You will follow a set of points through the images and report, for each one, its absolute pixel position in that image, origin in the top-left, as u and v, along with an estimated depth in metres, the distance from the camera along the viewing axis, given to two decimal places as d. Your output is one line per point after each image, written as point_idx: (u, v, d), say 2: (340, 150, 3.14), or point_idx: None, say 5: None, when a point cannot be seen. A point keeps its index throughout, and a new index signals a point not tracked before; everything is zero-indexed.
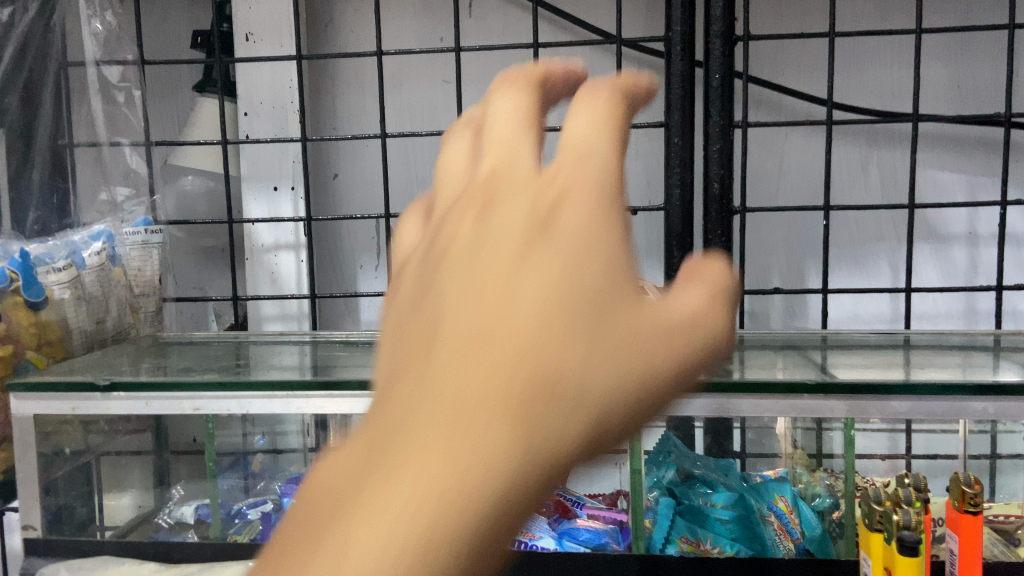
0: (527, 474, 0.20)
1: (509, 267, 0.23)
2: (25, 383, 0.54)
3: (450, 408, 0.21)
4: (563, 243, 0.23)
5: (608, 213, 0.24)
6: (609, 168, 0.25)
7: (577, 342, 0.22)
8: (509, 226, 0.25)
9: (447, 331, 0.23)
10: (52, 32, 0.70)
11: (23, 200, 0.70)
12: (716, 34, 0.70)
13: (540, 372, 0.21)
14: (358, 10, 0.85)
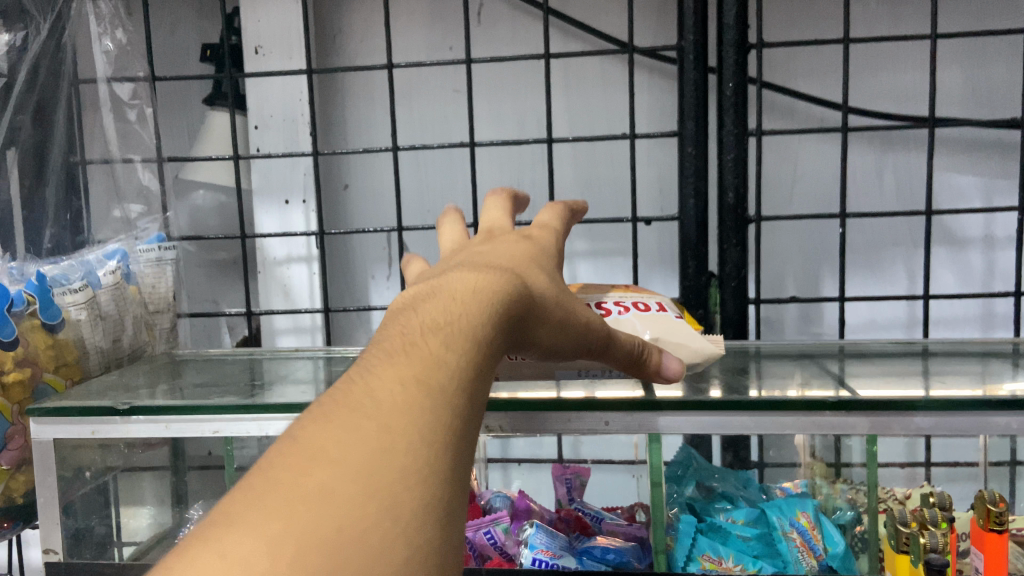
0: (408, 494, 0.27)
1: (385, 366, 0.31)
2: (44, 407, 0.54)
3: (348, 449, 0.28)
4: (423, 349, 0.32)
5: (457, 330, 0.33)
6: (461, 304, 0.35)
7: (435, 409, 0.30)
8: (386, 344, 0.33)
9: (342, 407, 0.30)
10: (64, 50, 0.70)
11: (38, 217, 0.69)
12: (729, 42, 0.70)
13: (414, 428, 0.29)
14: (368, 21, 0.85)
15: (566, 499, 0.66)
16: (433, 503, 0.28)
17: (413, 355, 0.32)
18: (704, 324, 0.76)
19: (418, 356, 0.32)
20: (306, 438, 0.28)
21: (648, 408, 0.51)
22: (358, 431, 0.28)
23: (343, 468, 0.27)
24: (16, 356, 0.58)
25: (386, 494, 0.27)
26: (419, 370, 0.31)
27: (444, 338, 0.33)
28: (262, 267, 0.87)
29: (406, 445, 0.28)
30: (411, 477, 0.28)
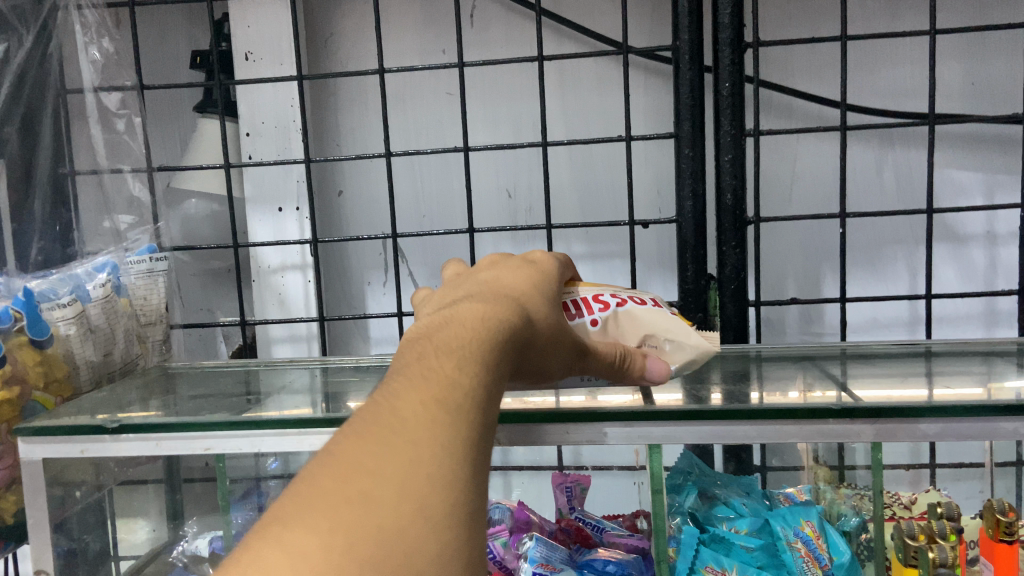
0: (427, 510, 0.28)
1: (408, 388, 0.32)
2: (32, 427, 0.53)
3: (371, 469, 0.28)
4: (443, 371, 0.32)
5: (475, 352, 0.34)
6: (478, 326, 0.35)
7: (453, 431, 0.30)
8: (407, 367, 0.33)
9: (364, 427, 0.30)
10: (50, 61, 0.69)
11: (26, 231, 0.69)
12: (725, 42, 0.69)
13: (434, 447, 0.29)
14: (359, 25, 0.84)
15: (566, 508, 0.64)
16: (470, 499, 0.29)
17: (442, 364, 0.33)
18: (704, 327, 0.75)
19: (443, 363, 0.33)
20: (341, 445, 0.29)
21: (648, 419, 0.50)
22: (393, 436, 0.29)
23: (384, 474, 0.28)
24: (5, 374, 0.56)
25: (427, 493, 0.28)
26: (448, 375, 0.32)
27: (463, 359, 0.33)
28: (256, 275, 0.86)
29: (439, 446, 0.29)
30: (448, 476, 0.29)
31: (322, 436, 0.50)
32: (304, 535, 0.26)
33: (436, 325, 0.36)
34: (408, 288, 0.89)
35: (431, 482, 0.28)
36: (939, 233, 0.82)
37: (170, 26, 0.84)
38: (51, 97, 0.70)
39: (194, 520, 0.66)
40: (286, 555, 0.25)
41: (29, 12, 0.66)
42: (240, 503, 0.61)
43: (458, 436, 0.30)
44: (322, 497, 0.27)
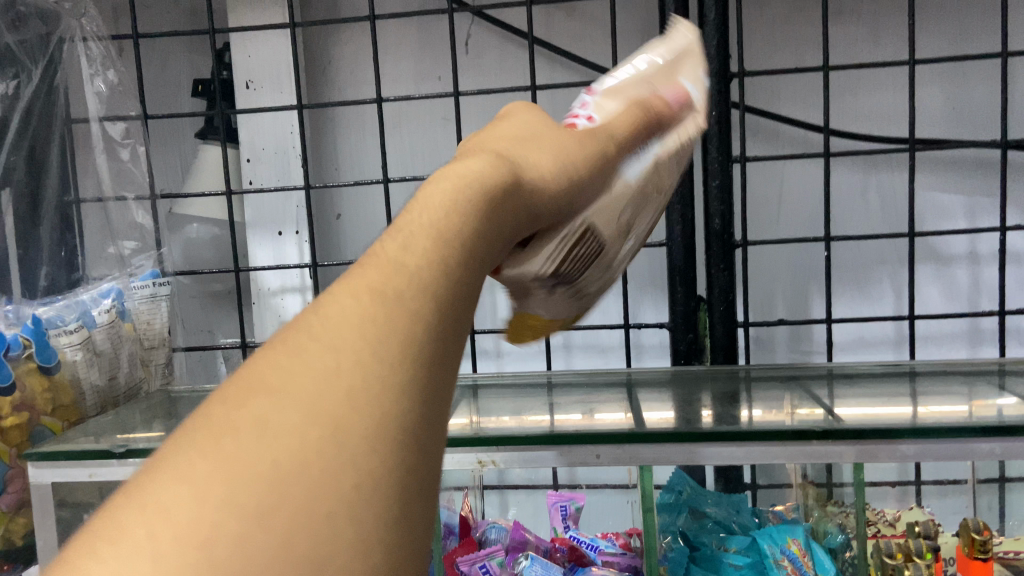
0: (353, 438, 0.23)
1: (342, 293, 0.27)
2: (41, 451, 0.55)
3: (287, 395, 0.23)
4: (387, 277, 0.28)
5: (424, 257, 0.29)
6: (434, 223, 0.31)
7: (387, 345, 0.26)
8: (348, 272, 0.29)
9: (280, 345, 0.25)
10: (56, 93, 0.71)
11: (33, 257, 0.71)
12: (711, 71, 0.72)
13: (364, 363, 0.25)
14: (356, 52, 0.86)
15: (561, 526, 0.68)
16: (411, 424, 0.25)
17: (393, 270, 0.28)
18: (695, 348, 0.77)
19: (392, 269, 0.28)
20: (257, 364, 0.25)
21: (638, 441, 0.52)
22: (324, 353, 0.25)
23: (305, 398, 0.23)
24: (13, 401, 0.58)
25: (353, 414, 0.24)
26: (399, 281, 0.28)
27: (410, 267, 0.29)
28: (256, 298, 0.88)
29: (380, 364, 0.25)
30: (382, 398, 0.24)
31: None
32: (193, 470, 0.21)
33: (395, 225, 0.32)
34: None
35: (357, 401, 0.24)
36: (923, 254, 0.85)
37: (172, 53, 0.86)
38: (57, 127, 0.71)
39: None
40: (160, 507, 0.20)
41: (36, 46, 0.69)
42: None
43: (401, 350, 0.26)
44: (221, 423, 0.23)
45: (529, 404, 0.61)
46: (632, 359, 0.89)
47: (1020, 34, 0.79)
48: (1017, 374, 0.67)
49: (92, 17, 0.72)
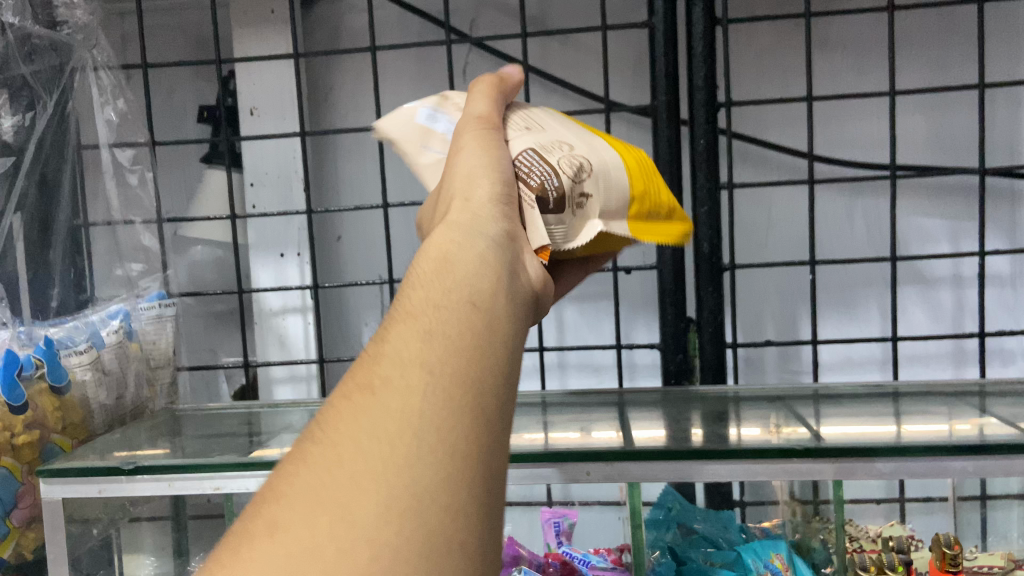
0: (374, 508, 0.31)
1: (364, 392, 0.35)
2: (52, 468, 0.57)
3: (322, 489, 0.31)
4: (395, 368, 0.35)
5: (427, 339, 0.36)
6: (431, 305, 0.38)
7: (400, 425, 0.33)
8: (372, 366, 0.36)
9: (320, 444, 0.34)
10: (68, 121, 0.73)
11: (44, 279, 0.72)
12: (699, 102, 0.75)
13: (381, 445, 0.32)
14: (357, 80, 0.89)
15: (555, 542, 0.71)
16: (419, 486, 0.31)
17: (401, 360, 0.36)
18: (684, 367, 0.79)
19: (384, 364, 0.36)
20: (305, 464, 0.33)
21: (627, 458, 0.54)
22: (349, 448, 0.33)
23: (334, 485, 0.32)
24: (25, 420, 0.60)
25: (361, 496, 0.31)
26: (405, 368, 0.35)
27: (414, 352, 0.36)
28: (258, 318, 0.90)
29: (393, 443, 0.32)
30: (386, 473, 0.32)
31: None
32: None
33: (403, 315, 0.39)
34: None
35: (366, 484, 0.31)
36: (908, 276, 0.87)
37: (177, 80, 0.88)
38: (69, 154, 0.74)
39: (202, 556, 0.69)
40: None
41: (50, 78, 0.71)
42: None
43: (396, 426, 0.33)
44: (269, 521, 0.31)
45: (522, 422, 0.63)
46: (625, 378, 0.91)
47: (998, 65, 0.82)
48: (998, 394, 0.69)
49: (102, 48, 0.76)
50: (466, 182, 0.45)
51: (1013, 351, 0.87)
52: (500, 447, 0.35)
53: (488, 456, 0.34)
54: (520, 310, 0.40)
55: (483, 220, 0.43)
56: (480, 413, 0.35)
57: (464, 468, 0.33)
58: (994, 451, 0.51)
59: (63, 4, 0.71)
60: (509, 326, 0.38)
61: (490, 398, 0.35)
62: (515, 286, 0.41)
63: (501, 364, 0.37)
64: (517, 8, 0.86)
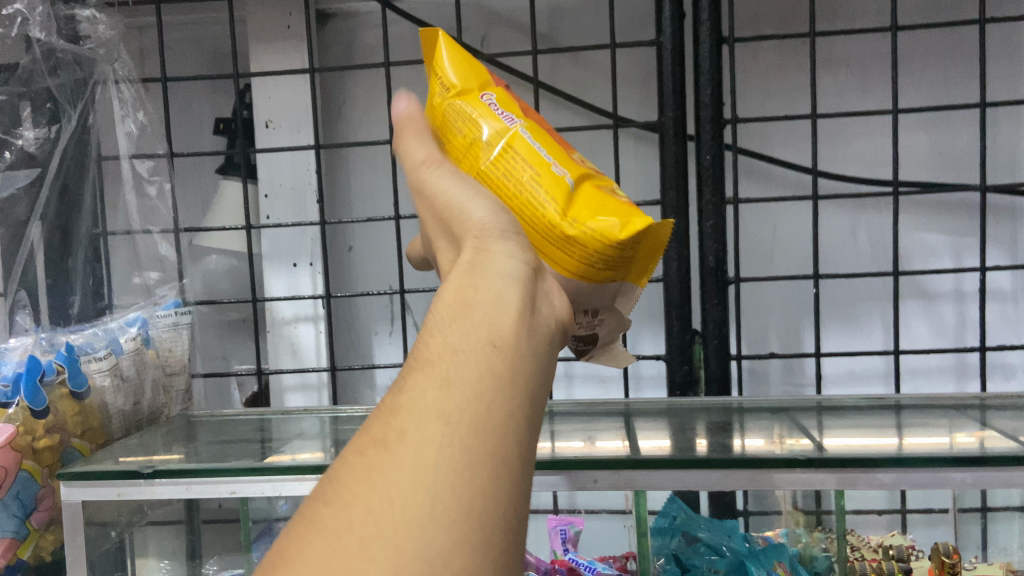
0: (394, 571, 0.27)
1: (381, 442, 0.32)
2: (73, 471, 0.58)
3: (335, 551, 0.28)
4: (416, 413, 0.32)
5: (450, 381, 0.33)
6: (453, 342, 0.35)
7: (425, 477, 0.30)
8: (388, 412, 0.33)
9: (330, 501, 0.30)
10: (89, 133, 0.75)
11: (64, 287, 0.75)
12: (706, 118, 0.76)
13: (402, 501, 0.29)
14: (370, 94, 0.91)
15: (561, 549, 0.69)
16: (433, 555, 0.28)
17: (423, 405, 0.33)
18: (689, 379, 0.80)
19: (400, 416, 0.33)
20: (314, 522, 0.30)
21: (634, 466, 0.55)
22: (367, 504, 0.29)
23: (348, 548, 0.28)
24: (46, 424, 0.62)
25: (371, 565, 0.27)
26: (427, 413, 0.32)
27: (434, 397, 0.33)
28: (271, 326, 0.92)
29: (417, 499, 0.29)
30: (398, 539, 0.28)
31: None
32: None
33: (420, 355, 0.36)
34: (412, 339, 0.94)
35: (384, 546, 0.28)
36: (911, 291, 0.88)
37: (195, 94, 0.90)
38: (91, 165, 0.76)
39: (215, 559, 0.72)
40: None
41: (73, 91, 0.73)
42: (259, 543, 0.67)
43: (411, 487, 0.30)
44: None
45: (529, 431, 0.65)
46: (631, 389, 0.93)
47: (999, 84, 0.84)
48: (1000, 408, 0.70)
49: (123, 61, 0.77)
50: (455, 210, 0.42)
51: (1014, 366, 0.88)
52: (524, 505, 0.32)
53: (510, 515, 0.31)
54: (545, 347, 0.37)
55: (500, 254, 0.39)
56: (502, 468, 0.31)
57: (487, 530, 0.30)
58: (993, 464, 0.52)
59: (85, 20, 0.72)
60: (533, 367, 0.35)
61: (514, 449, 0.32)
62: (538, 321, 0.38)
63: (524, 411, 0.34)
64: (528, 25, 0.88)
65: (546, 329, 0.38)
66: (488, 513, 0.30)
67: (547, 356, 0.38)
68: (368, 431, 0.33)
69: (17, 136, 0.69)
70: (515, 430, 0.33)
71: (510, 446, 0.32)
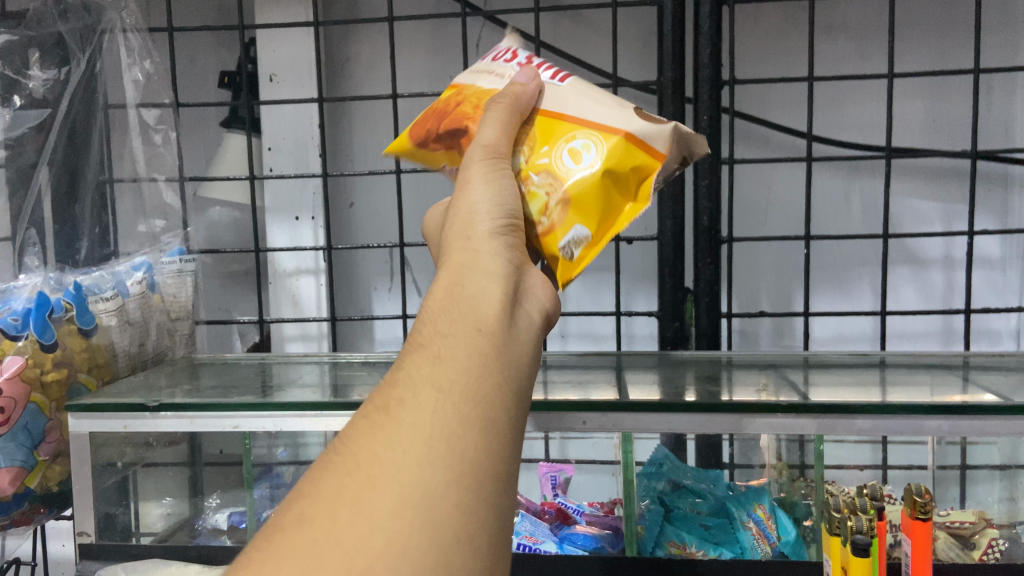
0: (401, 504, 0.32)
1: (380, 410, 0.36)
2: (82, 403, 0.61)
3: (347, 494, 0.32)
4: (411, 384, 0.37)
5: (444, 356, 0.38)
6: (446, 324, 0.40)
7: (424, 431, 0.34)
8: (386, 388, 0.38)
9: (337, 458, 0.34)
10: (97, 79, 0.76)
11: (71, 230, 0.76)
12: (704, 79, 0.77)
13: (404, 451, 0.33)
14: (373, 51, 0.92)
15: (550, 493, 0.71)
16: (431, 487, 0.32)
17: (419, 377, 0.37)
18: (681, 335, 0.83)
19: (397, 388, 0.37)
20: (325, 470, 0.34)
21: (620, 409, 0.57)
22: (372, 457, 0.34)
23: (359, 487, 0.32)
24: (54, 358, 0.64)
25: (379, 494, 0.32)
26: (421, 383, 0.36)
27: (428, 372, 0.37)
28: (272, 278, 0.93)
29: (419, 450, 0.33)
30: (402, 476, 0.33)
31: (337, 418, 0.58)
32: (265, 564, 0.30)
33: (416, 338, 0.40)
34: (411, 294, 0.96)
35: (391, 488, 0.32)
36: (900, 256, 0.90)
37: (200, 46, 0.91)
38: (98, 111, 0.77)
39: (217, 494, 0.73)
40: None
41: (81, 37, 0.74)
42: (260, 482, 0.71)
43: (411, 439, 0.34)
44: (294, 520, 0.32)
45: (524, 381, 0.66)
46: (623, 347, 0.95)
47: (994, 53, 0.85)
48: (982, 366, 0.72)
49: (131, 10, 0.78)
50: (460, 216, 0.46)
51: (1000, 332, 0.90)
52: (514, 461, 0.36)
53: (501, 465, 0.35)
54: (531, 335, 0.42)
55: (486, 250, 0.44)
56: (491, 429, 0.35)
57: (480, 478, 0.34)
58: (969, 412, 0.54)
59: None
60: (518, 348, 0.40)
61: (501, 412, 0.36)
62: (522, 313, 0.42)
63: (512, 385, 0.38)
64: None
65: (532, 316, 0.43)
66: (483, 462, 0.34)
67: (535, 342, 0.42)
68: (368, 404, 0.37)
69: (27, 77, 0.71)
70: (504, 397, 0.37)
71: (500, 409, 0.36)
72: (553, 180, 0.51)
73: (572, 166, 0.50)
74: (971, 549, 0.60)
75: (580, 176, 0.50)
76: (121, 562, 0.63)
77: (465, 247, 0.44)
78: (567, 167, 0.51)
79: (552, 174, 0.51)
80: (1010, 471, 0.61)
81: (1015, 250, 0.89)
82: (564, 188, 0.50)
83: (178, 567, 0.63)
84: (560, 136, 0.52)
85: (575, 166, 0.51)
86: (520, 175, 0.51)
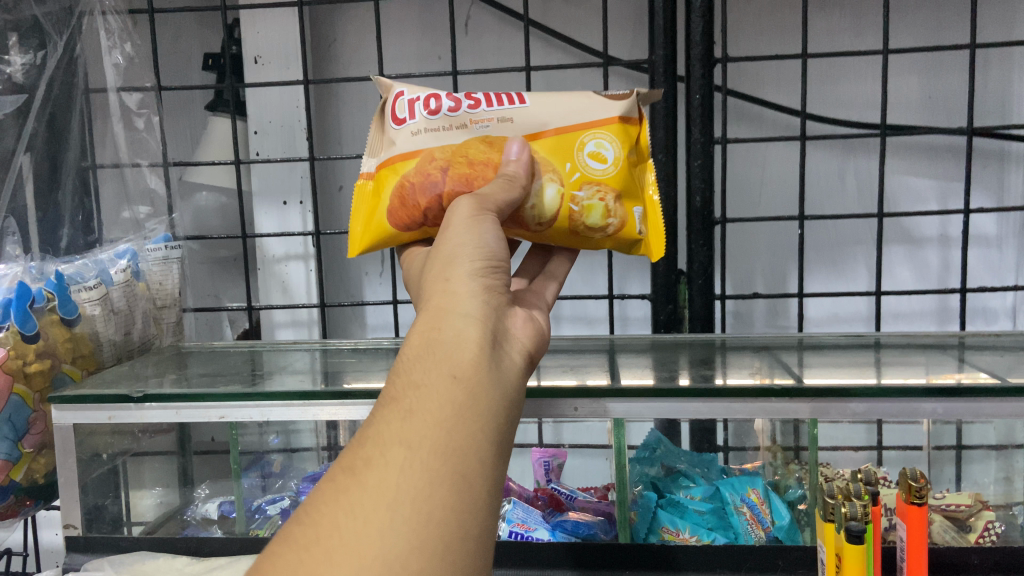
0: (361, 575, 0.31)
1: (349, 473, 0.35)
2: (66, 395, 0.59)
3: (304, 567, 0.31)
4: (378, 445, 0.36)
5: (414, 412, 0.37)
6: (417, 378, 0.38)
7: (389, 499, 0.33)
8: (356, 447, 0.36)
9: (300, 526, 0.34)
10: (76, 63, 0.75)
11: (54, 218, 0.75)
12: (695, 56, 0.76)
13: (367, 519, 0.33)
14: (360, 30, 0.91)
15: (544, 479, 0.72)
16: (393, 557, 0.32)
17: (389, 436, 0.36)
18: (674, 317, 0.82)
19: (367, 445, 0.36)
20: (287, 538, 0.33)
21: (612, 395, 0.56)
22: (334, 526, 0.33)
23: (320, 560, 0.32)
24: (37, 348, 0.63)
25: (338, 568, 0.31)
26: (390, 442, 0.36)
27: (397, 429, 0.36)
28: (261, 264, 0.92)
29: (384, 516, 0.33)
30: (361, 547, 0.32)
31: (325, 407, 0.57)
32: None
33: (390, 390, 0.39)
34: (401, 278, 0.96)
35: (355, 560, 0.31)
36: (896, 235, 0.89)
37: (184, 29, 0.90)
38: (78, 96, 0.76)
39: (206, 483, 0.72)
40: None
41: (60, 19, 0.72)
42: (249, 472, 0.71)
43: (376, 503, 0.33)
44: None
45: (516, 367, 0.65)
46: (617, 329, 0.94)
47: (991, 26, 0.84)
48: (976, 347, 0.71)
49: None
50: (441, 258, 0.45)
51: (996, 311, 0.90)
52: (488, 518, 0.35)
53: (471, 525, 0.34)
54: (509, 377, 0.41)
55: (463, 292, 0.43)
56: (461, 486, 0.35)
57: (448, 538, 0.33)
58: (967, 394, 0.53)
59: None
60: (496, 396, 0.39)
61: (474, 467, 0.36)
62: (499, 357, 0.41)
63: (486, 436, 0.37)
64: None
65: (509, 360, 0.42)
66: (452, 524, 0.34)
67: (516, 385, 0.41)
68: (336, 464, 0.36)
69: (4, 62, 0.69)
70: (479, 454, 0.36)
71: (472, 469, 0.36)
72: (595, 186, 0.56)
73: (602, 165, 0.56)
74: (967, 532, 0.60)
75: (612, 173, 0.56)
76: (107, 556, 0.62)
77: (446, 289, 0.43)
78: (602, 172, 0.56)
79: (593, 184, 0.56)
80: (1006, 450, 0.61)
81: (1011, 227, 0.88)
82: (611, 188, 0.56)
83: (165, 560, 0.62)
84: (571, 147, 0.55)
85: (605, 164, 0.56)
86: (568, 204, 0.56)
